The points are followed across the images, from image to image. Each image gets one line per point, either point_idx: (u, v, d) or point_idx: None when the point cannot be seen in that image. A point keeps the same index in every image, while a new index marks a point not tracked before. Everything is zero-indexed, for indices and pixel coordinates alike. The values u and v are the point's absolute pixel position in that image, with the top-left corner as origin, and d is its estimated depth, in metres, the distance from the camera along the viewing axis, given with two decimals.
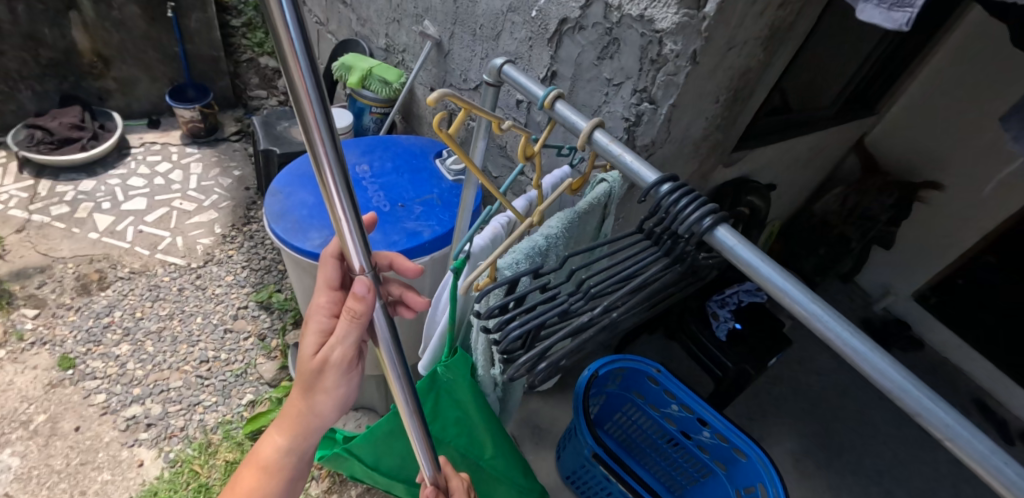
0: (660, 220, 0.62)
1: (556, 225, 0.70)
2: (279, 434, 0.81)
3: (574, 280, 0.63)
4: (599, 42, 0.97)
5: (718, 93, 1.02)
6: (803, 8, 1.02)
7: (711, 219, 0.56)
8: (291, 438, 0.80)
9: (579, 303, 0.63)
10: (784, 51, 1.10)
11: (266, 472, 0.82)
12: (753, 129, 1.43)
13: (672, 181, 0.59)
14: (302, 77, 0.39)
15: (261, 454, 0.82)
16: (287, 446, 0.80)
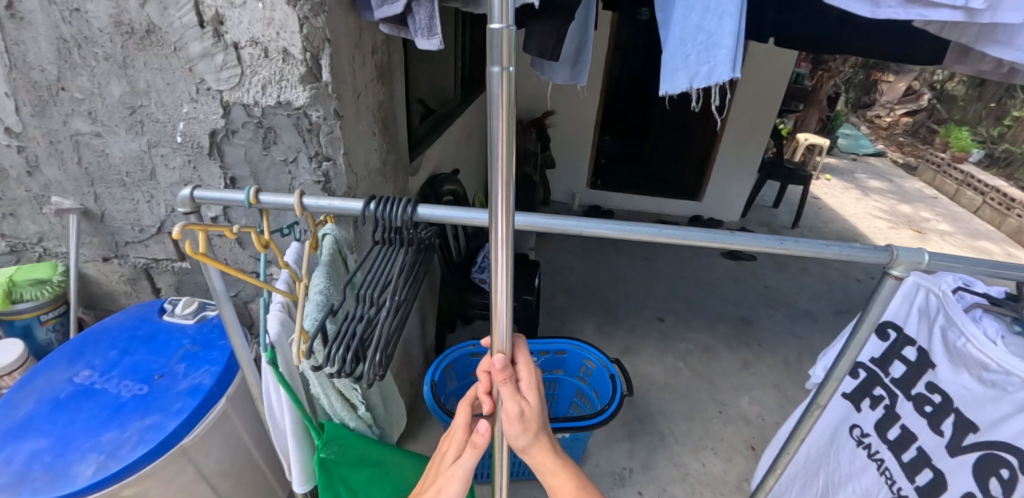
0: (383, 228, 0.73)
1: (322, 274, 0.78)
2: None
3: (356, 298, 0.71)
4: (258, 136, 1.10)
5: (372, 127, 1.26)
6: (390, 45, 1.33)
7: (412, 205, 0.69)
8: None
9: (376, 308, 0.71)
10: (397, 76, 1.41)
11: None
12: (415, 138, 1.75)
13: (377, 197, 0.69)
14: (505, 129, 0.49)
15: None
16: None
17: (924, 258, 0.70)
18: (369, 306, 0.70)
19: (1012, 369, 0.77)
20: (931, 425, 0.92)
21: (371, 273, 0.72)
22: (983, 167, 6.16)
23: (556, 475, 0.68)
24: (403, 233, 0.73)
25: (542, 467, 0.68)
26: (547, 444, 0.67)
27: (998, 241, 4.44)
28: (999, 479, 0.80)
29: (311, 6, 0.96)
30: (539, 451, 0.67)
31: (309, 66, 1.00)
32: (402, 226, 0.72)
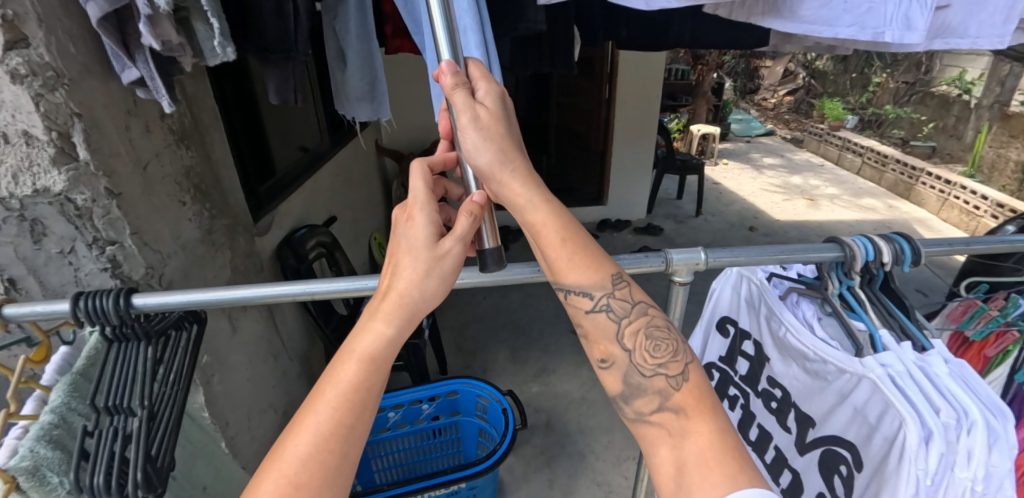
0: (106, 324, 0.68)
1: (63, 381, 0.68)
2: (377, 319, 0.66)
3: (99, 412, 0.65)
4: (24, 230, 0.94)
5: (178, 196, 1.13)
6: (192, 105, 1.22)
7: (125, 295, 0.66)
8: (399, 321, 0.66)
9: (126, 420, 0.66)
10: (213, 136, 1.31)
11: (347, 406, 0.62)
12: (261, 195, 1.64)
13: (82, 293, 0.66)
14: None
15: (345, 371, 0.64)
16: (395, 330, 0.66)
17: (699, 258, 0.66)
18: (119, 418, 0.66)
19: (824, 355, 0.73)
20: (779, 422, 0.87)
21: (111, 384, 0.67)
22: (860, 130, 6.74)
23: (536, 208, 0.66)
24: (135, 325, 0.69)
25: (522, 202, 0.67)
26: (515, 161, 0.66)
27: (880, 196, 4.81)
28: (840, 476, 0.75)
29: (43, 79, 0.83)
30: (507, 161, 0.66)
31: (59, 145, 0.88)
32: (124, 322, 0.68)
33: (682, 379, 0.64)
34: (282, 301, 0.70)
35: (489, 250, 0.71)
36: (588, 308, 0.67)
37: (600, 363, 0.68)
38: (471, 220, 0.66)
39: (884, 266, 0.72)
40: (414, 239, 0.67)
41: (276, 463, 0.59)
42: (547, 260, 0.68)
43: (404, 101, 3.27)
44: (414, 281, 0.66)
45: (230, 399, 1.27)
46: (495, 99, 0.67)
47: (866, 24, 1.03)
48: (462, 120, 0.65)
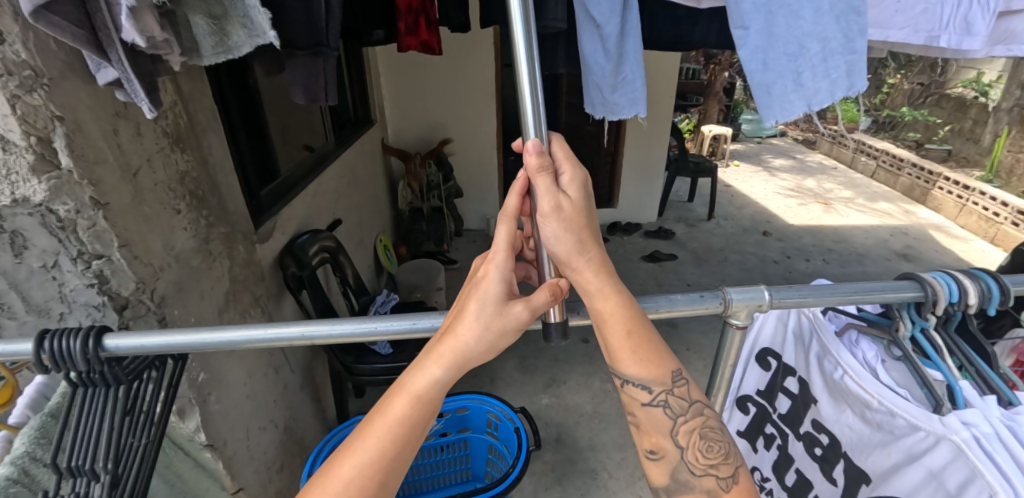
0: (73, 369, 0.63)
1: (29, 425, 0.63)
2: (434, 364, 0.61)
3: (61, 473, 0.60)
4: (3, 242, 0.86)
5: (173, 204, 1.06)
6: (187, 106, 1.14)
7: (94, 339, 0.61)
8: (453, 369, 0.62)
9: (90, 483, 0.62)
10: (211, 139, 1.23)
11: (396, 447, 0.60)
12: (262, 201, 1.56)
13: (47, 334, 0.62)
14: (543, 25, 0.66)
15: (396, 409, 0.61)
16: (450, 379, 0.62)
17: (762, 299, 0.63)
18: (83, 480, 0.62)
19: (895, 407, 0.67)
20: (823, 472, 0.79)
21: (78, 437, 0.62)
22: (873, 132, 6.61)
23: (605, 297, 0.63)
24: (107, 370, 0.64)
25: (593, 290, 0.63)
26: (592, 251, 0.63)
27: (895, 200, 4.69)
28: None
29: (20, 79, 0.75)
30: (586, 250, 0.62)
31: (39, 152, 0.80)
32: (91, 367, 0.62)
33: (731, 481, 0.61)
34: (274, 345, 0.64)
35: (553, 326, 0.62)
36: (644, 400, 0.63)
37: (647, 454, 0.65)
38: (549, 300, 0.60)
39: (966, 308, 0.70)
40: (485, 297, 0.62)
41: (321, 486, 0.58)
42: (607, 348, 0.64)
43: (410, 100, 3.18)
44: (479, 339, 0.61)
45: (227, 419, 1.19)
46: (579, 188, 0.63)
47: (921, 27, 0.99)
48: (543, 207, 0.60)
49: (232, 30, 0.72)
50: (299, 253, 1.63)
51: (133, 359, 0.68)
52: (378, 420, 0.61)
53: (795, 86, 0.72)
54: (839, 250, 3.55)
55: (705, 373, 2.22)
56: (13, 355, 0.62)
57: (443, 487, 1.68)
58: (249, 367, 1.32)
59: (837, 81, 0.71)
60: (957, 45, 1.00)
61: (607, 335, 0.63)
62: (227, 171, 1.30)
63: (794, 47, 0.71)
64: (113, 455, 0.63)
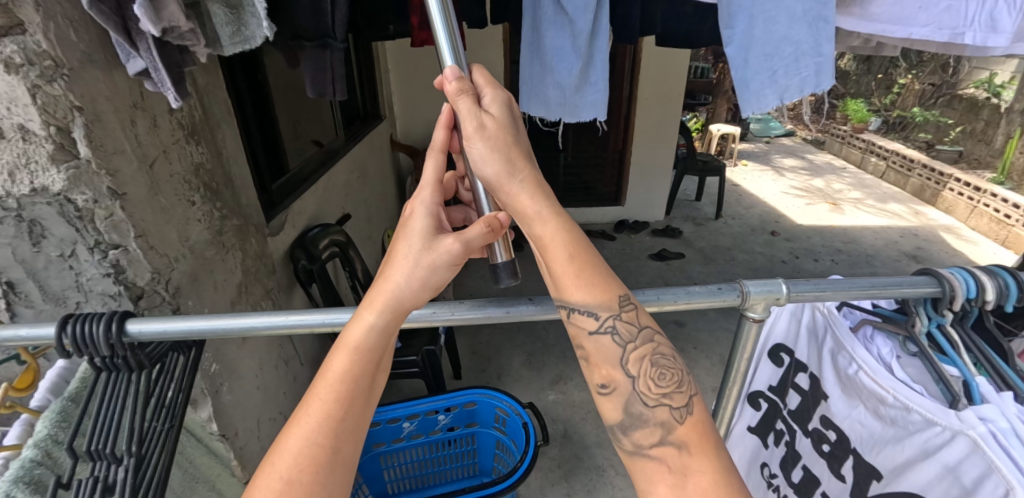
0: (95, 354, 0.64)
1: (51, 409, 0.64)
2: (368, 310, 0.62)
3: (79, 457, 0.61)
4: (22, 231, 0.86)
5: (188, 196, 1.06)
6: (202, 98, 1.15)
7: (116, 324, 0.63)
8: (388, 313, 0.62)
9: (110, 467, 0.63)
10: (225, 131, 1.24)
11: (340, 404, 0.60)
12: (274, 195, 1.56)
13: (71, 318, 0.63)
14: None
15: (336, 364, 0.61)
16: (388, 325, 0.62)
17: (780, 292, 0.63)
18: (102, 464, 0.62)
19: (909, 402, 0.67)
20: (832, 468, 0.79)
21: (99, 421, 0.63)
22: (883, 132, 6.55)
23: (544, 220, 0.63)
24: (130, 354, 0.65)
25: (530, 214, 0.64)
26: (522, 173, 0.65)
27: (905, 202, 4.66)
28: None
29: (40, 69, 0.76)
30: (515, 172, 0.65)
31: (59, 142, 0.80)
32: (115, 352, 0.64)
33: (686, 411, 0.59)
34: (290, 332, 0.64)
35: (502, 266, 0.67)
36: (592, 328, 0.61)
37: (599, 388, 0.62)
38: (484, 232, 0.62)
39: (984, 304, 0.69)
40: (414, 235, 0.64)
41: (272, 461, 0.58)
42: (551, 275, 0.63)
43: (418, 96, 3.19)
44: (411, 276, 0.62)
45: (237, 410, 1.20)
46: (501, 107, 0.67)
47: (944, 24, 1.01)
48: (466, 128, 0.65)
49: (250, 18, 0.71)
50: (308, 245, 1.64)
51: (154, 345, 0.70)
52: (321, 379, 0.61)
53: (769, 82, 0.93)
54: (848, 251, 3.53)
55: (712, 372, 2.21)
56: (37, 340, 0.63)
57: (449, 481, 1.68)
58: (258, 359, 1.32)
59: (806, 78, 0.92)
60: (982, 42, 1.02)
61: (547, 260, 0.63)
62: (240, 164, 1.31)
63: (770, 49, 0.91)
64: (134, 438, 0.64)
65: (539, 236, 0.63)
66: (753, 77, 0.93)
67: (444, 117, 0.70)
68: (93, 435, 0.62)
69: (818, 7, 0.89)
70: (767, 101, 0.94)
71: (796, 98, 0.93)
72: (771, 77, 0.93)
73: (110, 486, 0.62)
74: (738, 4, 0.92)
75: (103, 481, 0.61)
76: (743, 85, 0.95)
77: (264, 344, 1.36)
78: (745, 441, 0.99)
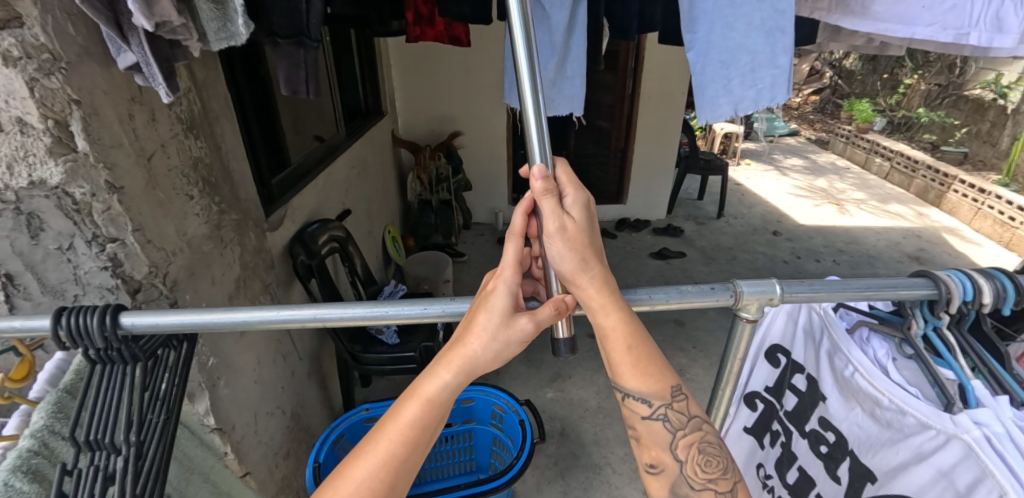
0: (90, 346, 0.64)
1: (47, 401, 0.64)
2: (444, 369, 0.62)
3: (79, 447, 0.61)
4: (20, 224, 0.86)
5: (185, 191, 1.06)
6: (201, 92, 1.15)
7: (111, 316, 0.63)
8: (461, 375, 0.62)
9: (110, 457, 0.63)
10: (224, 126, 1.24)
11: (406, 450, 0.60)
12: (274, 190, 1.57)
13: (66, 310, 0.63)
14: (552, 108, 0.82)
15: (407, 412, 0.61)
16: (458, 385, 0.62)
17: (774, 293, 0.63)
18: (101, 453, 0.62)
19: (905, 405, 0.67)
20: (828, 470, 0.78)
21: (96, 412, 0.64)
22: (888, 132, 6.52)
23: (609, 314, 0.61)
24: (124, 347, 0.66)
25: (597, 306, 0.63)
26: (597, 267, 0.63)
27: (908, 203, 4.63)
28: None
29: (38, 63, 0.76)
30: (591, 267, 0.63)
31: (57, 135, 0.81)
32: (109, 344, 0.64)
33: (732, 497, 0.60)
34: (289, 327, 0.65)
35: (563, 342, 0.63)
36: (644, 414, 0.63)
37: (647, 468, 0.64)
38: (554, 315, 0.61)
39: (981, 307, 0.69)
40: (493, 307, 0.62)
41: (329, 491, 0.59)
42: (609, 361, 0.64)
43: (420, 91, 3.18)
44: (485, 348, 0.61)
45: (235, 403, 1.20)
46: (581, 211, 0.64)
47: (947, 24, 1.00)
48: (548, 228, 0.62)
49: (233, 15, 0.70)
50: (307, 241, 1.64)
51: (147, 338, 0.70)
52: (389, 424, 0.61)
53: (724, 91, 0.92)
54: (850, 252, 3.51)
55: (710, 372, 2.20)
56: (33, 331, 0.64)
57: (447, 477, 1.68)
58: (256, 354, 1.32)
59: (762, 91, 0.91)
60: (987, 43, 1.01)
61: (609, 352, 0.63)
62: (239, 160, 1.31)
63: (727, 56, 0.91)
64: (132, 427, 0.64)
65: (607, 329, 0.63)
66: (709, 82, 0.93)
67: (524, 204, 0.67)
68: (92, 426, 0.62)
69: (773, 17, 0.88)
70: (721, 110, 0.94)
71: (751, 110, 0.92)
72: (725, 86, 0.92)
73: (110, 477, 0.63)
74: (702, 8, 0.92)
75: (103, 470, 0.62)
76: (699, 92, 0.95)
77: (262, 339, 1.37)
78: (741, 441, 0.99)
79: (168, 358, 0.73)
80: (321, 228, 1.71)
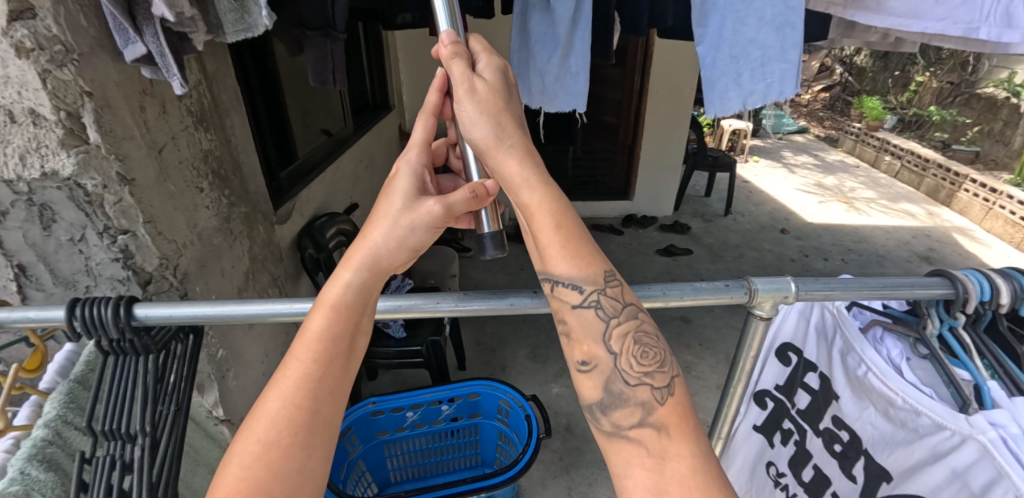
0: (104, 337, 0.65)
1: (59, 392, 0.65)
2: (345, 268, 0.63)
3: (95, 436, 0.62)
4: (33, 216, 0.86)
5: (196, 183, 1.07)
6: (212, 85, 1.15)
7: (124, 308, 0.63)
8: (365, 271, 0.63)
9: (126, 445, 0.64)
10: (234, 119, 1.24)
11: (320, 365, 0.60)
12: (282, 182, 1.57)
13: (79, 302, 0.64)
14: None
15: (315, 322, 0.61)
16: (364, 282, 0.63)
17: (788, 291, 0.62)
18: (117, 443, 0.64)
19: (920, 405, 0.66)
20: (842, 468, 0.78)
21: (111, 402, 0.64)
22: (899, 131, 6.44)
23: (531, 187, 0.63)
24: (136, 339, 0.66)
25: (517, 180, 0.64)
26: (512, 137, 0.65)
27: (918, 202, 4.59)
28: None
29: (50, 54, 0.76)
30: (505, 136, 0.65)
31: (69, 127, 0.81)
32: (122, 335, 0.65)
33: (667, 393, 0.58)
34: (301, 320, 0.65)
35: (489, 236, 0.69)
36: (575, 302, 0.60)
37: (579, 366, 0.61)
38: (466, 199, 0.63)
39: (998, 307, 0.68)
40: (398, 196, 0.66)
41: (251, 423, 0.58)
42: (537, 246, 0.62)
43: (428, 85, 3.17)
44: (387, 235, 0.63)
45: (245, 395, 1.21)
46: (494, 73, 0.68)
47: (958, 18, 0.99)
48: (458, 92, 0.66)
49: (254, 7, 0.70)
50: (316, 234, 1.65)
51: (159, 329, 0.70)
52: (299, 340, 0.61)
53: (735, 84, 0.91)
54: (859, 251, 3.49)
55: (717, 369, 2.20)
56: (46, 322, 0.64)
57: (450, 471, 1.70)
58: (264, 346, 1.33)
59: (771, 84, 0.90)
60: (997, 38, 0.99)
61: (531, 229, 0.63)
62: (249, 151, 1.31)
63: (737, 51, 0.90)
64: (148, 418, 0.65)
65: (524, 205, 0.63)
66: (718, 78, 0.92)
67: (436, 82, 0.71)
68: (106, 416, 0.63)
69: (784, 12, 0.87)
70: (730, 104, 0.93)
71: (759, 104, 0.91)
72: (736, 80, 0.91)
73: (126, 465, 0.64)
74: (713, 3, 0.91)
75: (119, 459, 0.63)
76: (708, 86, 0.93)
77: (271, 331, 1.38)
78: (750, 440, 0.99)
79: (179, 350, 0.73)
80: (330, 221, 1.72)
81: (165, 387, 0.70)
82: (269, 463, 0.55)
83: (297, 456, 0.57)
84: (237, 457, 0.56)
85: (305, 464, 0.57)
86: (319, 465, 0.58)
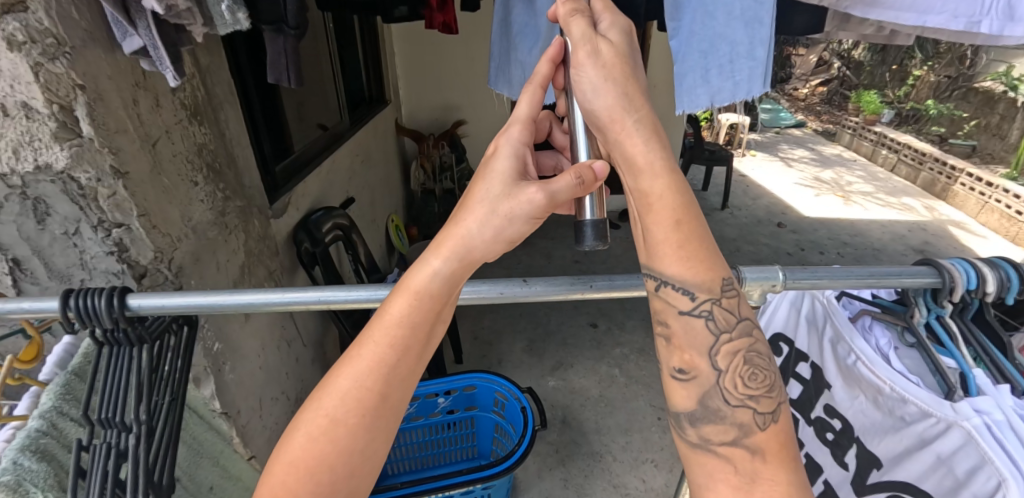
0: (98, 327, 0.65)
1: (56, 383, 0.66)
2: (434, 255, 0.60)
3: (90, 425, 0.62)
4: (28, 209, 0.87)
5: (190, 177, 1.07)
6: (205, 78, 1.15)
7: (118, 298, 0.64)
8: (454, 261, 0.60)
9: (120, 435, 0.64)
10: (228, 112, 1.24)
11: (395, 350, 0.60)
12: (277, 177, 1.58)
13: (72, 293, 0.64)
14: None
15: (396, 308, 0.60)
16: (450, 272, 0.60)
17: (776, 279, 0.63)
18: (113, 431, 0.64)
19: (907, 393, 0.67)
20: (835, 456, 0.80)
21: (106, 392, 0.65)
22: (896, 125, 6.44)
23: (655, 173, 0.58)
24: (130, 329, 0.67)
25: (639, 164, 0.59)
26: (638, 112, 0.60)
27: (914, 196, 4.60)
28: None
29: (42, 47, 0.76)
30: (631, 109, 0.59)
31: (62, 120, 0.81)
32: (115, 325, 0.65)
33: (770, 418, 0.56)
34: (294, 309, 0.65)
35: (591, 225, 0.62)
36: (684, 307, 0.58)
37: (675, 372, 0.60)
38: (573, 185, 0.58)
39: (985, 296, 0.68)
40: (497, 173, 0.62)
41: (322, 395, 0.60)
42: (649, 242, 0.59)
43: (425, 79, 3.16)
44: (482, 225, 0.59)
45: (241, 387, 1.22)
46: (620, 33, 0.63)
47: (960, 12, 1.00)
48: (579, 53, 0.61)
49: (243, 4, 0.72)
50: (311, 229, 1.65)
51: (153, 320, 0.71)
52: (379, 321, 0.61)
53: (702, 81, 0.91)
54: (855, 244, 3.50)
55: None
56: (41, 312, 0.64)
57: (449, 463, 1.72)
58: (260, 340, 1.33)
59: (739, 83, 0.90)
60: (999, 31, 1.00)
61: (646, 223, 0.59)
62: (243, 145, 1.31)
63: (706, 45, 0.90)
64: (143, 406, 0.66)
65: (642, 197, 0.59)
66: (687, 73, 0.92)
67: (551, 50, 0.67)
68: (101, 405, 0.63)
69: (754, 8, 0.87)
70: (698, 101, 0.92)
71: (728, 101, 0.91)
72: (704, 76, 0.91)
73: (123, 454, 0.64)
74: None
75: (115, 448, 0.63)
76: (678, 81, 0.93)
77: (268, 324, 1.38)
78: None
79: (173, 341, 0.74)
80: (326, 215, 1.73)
81: (161, 378, 0.70)
82: (334, 439, 0.59)
83: (362, 434, 0.60)
84: (305, 425, 0.60)
85: (368, 441, 0.60)
86: (381, 440, 0.62)
